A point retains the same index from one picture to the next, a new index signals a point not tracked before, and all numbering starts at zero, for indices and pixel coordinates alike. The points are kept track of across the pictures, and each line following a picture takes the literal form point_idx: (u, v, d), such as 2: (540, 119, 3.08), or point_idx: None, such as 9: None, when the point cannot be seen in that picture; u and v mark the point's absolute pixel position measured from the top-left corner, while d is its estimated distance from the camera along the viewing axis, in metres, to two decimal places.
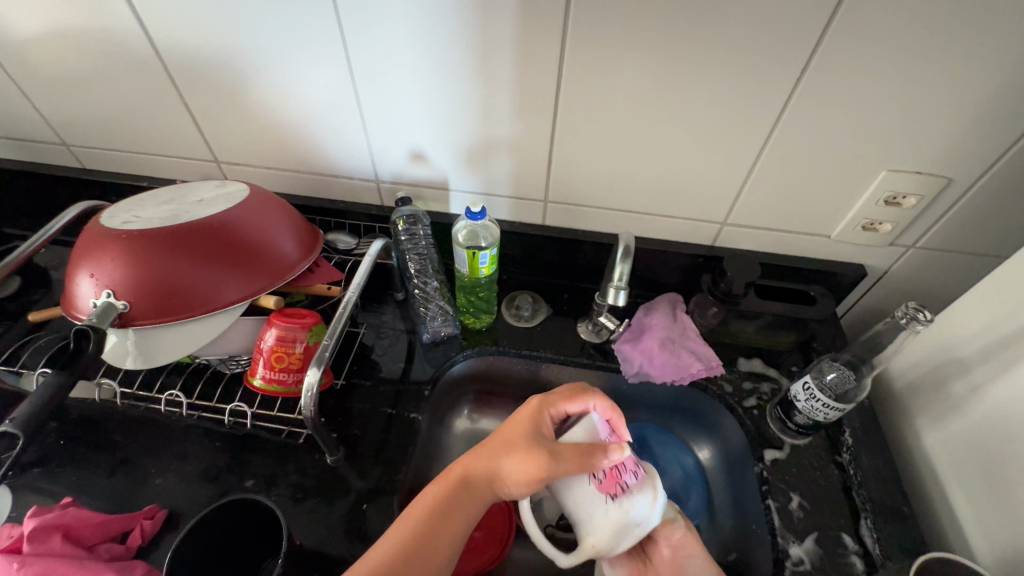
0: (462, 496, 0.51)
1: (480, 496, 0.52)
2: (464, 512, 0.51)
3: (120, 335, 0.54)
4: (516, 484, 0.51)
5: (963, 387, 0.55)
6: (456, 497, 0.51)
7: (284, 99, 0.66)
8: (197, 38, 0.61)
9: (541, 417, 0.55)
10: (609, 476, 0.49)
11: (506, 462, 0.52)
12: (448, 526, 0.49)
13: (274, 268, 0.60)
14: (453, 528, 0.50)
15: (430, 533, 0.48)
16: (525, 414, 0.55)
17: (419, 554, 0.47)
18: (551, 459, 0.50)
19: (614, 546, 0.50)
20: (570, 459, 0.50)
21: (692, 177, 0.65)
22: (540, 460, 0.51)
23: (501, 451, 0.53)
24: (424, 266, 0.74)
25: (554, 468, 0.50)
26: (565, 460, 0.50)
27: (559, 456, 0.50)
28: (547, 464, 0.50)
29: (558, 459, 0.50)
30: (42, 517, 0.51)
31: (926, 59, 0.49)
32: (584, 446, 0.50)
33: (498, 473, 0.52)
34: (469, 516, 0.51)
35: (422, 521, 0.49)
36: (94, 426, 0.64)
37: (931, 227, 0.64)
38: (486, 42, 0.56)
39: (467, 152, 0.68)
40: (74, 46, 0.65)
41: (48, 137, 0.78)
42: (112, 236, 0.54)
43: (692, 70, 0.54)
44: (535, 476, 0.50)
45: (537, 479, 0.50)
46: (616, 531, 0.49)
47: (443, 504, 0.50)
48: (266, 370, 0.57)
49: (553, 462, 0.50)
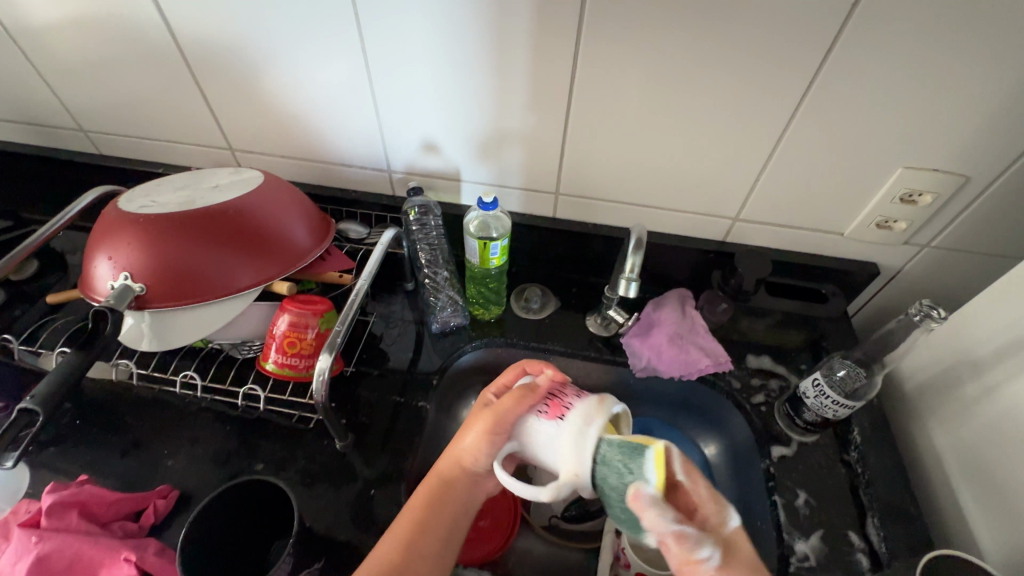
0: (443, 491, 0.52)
1: (459, 486, 0.52)
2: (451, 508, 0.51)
3: (136, 318, 0.55)
4: (476, 457, 0.50)
5: (976, 388, 0.54)
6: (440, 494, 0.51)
7: (299, 87, 0.66)
8: (215, 25, 0.61)
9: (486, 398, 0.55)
10: (552, 404, 0.47)
11: (460, 442, 0.52)
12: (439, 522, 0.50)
13: (286, 254, 0.60)
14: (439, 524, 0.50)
15: (421, 533, 0.49)
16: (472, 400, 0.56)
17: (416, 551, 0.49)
18: (490, 413, 0.49)
19: (586, 463, 0.43)
20: (506, 403, 0.49)
21: (706, 171, 0.64)
22: (484, 420, 0.50)
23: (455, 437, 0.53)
24: (435, 257, 0.76)
25: (495, 417, 0.49)
26: (503, 405, 0.49)
27: (497, 405, 0.49)
28: (489, 421, 0.49)
29: (496, 406, 0.49)
30: (60, 493, 0.52)
31: (948, 54, 0.49)
32: (517, 389, 0.50)
33: (458, 456, 0.52)
34: (454, 508, 0.52)
35: (411, 521, 0.50)
36: (109, 408, 0.65)
37: (947, 226, 0.64)
38: (502, 33, 0.55)
39: (480, 143, 0.68)
40: (92, 32, 0.65)
41: (66, 123, 0.79)
42: (129, 219, 0.55)
43: (707, 63, 0.53)
44: (484, 437, 0.49)
45: (488, 438, 0.49)
46: (575, 444, 0.43)
47: (426, 502, 0.51)
48: (279, 355, 0.57)
49: (494, 413, 0.49)
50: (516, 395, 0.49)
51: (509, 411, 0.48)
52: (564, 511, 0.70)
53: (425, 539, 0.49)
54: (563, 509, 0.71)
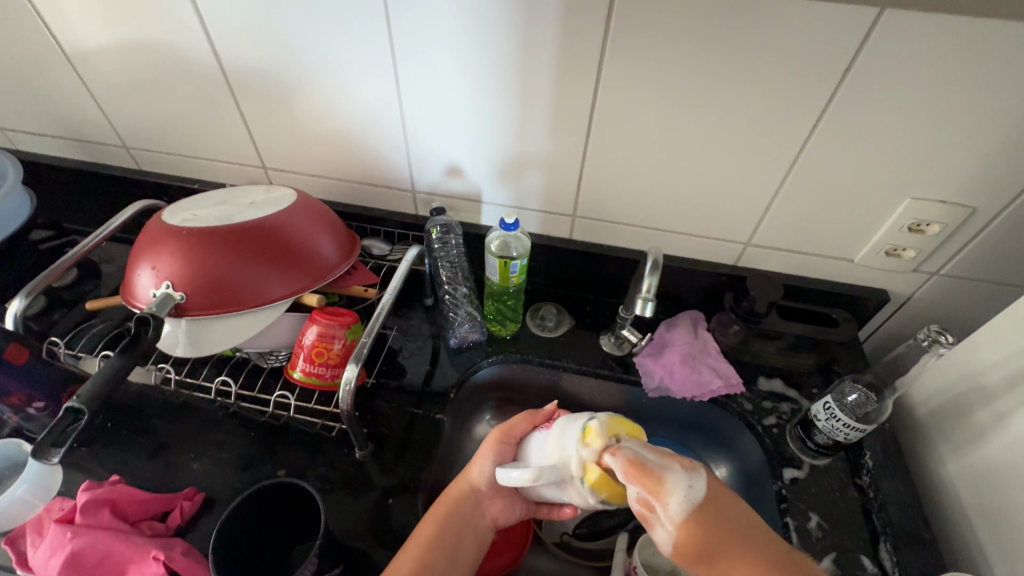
0: (455, 510, 0.56)
1: (469, 505, 0.56)
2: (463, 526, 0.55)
3: (174, 325, 0.58)
4: (483, 466, 0.58)
5: (987, 414, 0.55)
6: (456, 510, 0.56)
7: (333, 111, 0.70)
8: (259, 51, 0.66)
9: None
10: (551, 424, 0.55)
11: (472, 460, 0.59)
12: (452, 535, 0.54)
13: (316, 269, 0.63)
14: (450, 533, 0.54)
15: (438, 542, 0.53)
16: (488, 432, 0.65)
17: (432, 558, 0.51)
18: (498, 427, 0.59)
19: (563, 448, 0.48)
20: (517, 420, 0.59)
21: (717, 197, 0.67)
22: (494, 438, 0.59)
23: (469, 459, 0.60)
24: (455, 274, 0.78)
25: (504, 432, 0.58)
26: (511, 423, 0.59)
27: (506, 423, 0.59)
28: (497, 436, 0.58)
29: (505, 423, 0.59)
30: (94, 491, 0.54)
31: (950, 91, 0.51)
32: (526, 414, 0.60)
33: (468, 472, 0.59)
34: (462, 523, 0.55)
35: (426, 532, 0.54)
36: (139, 412, 0.68)
37: (954, 255, 0.65)
38: (527, 63, 0.59)
39: (501, 167, 0.71)
40: (144, 57, 0.70)
41: (111, 140, 0.84)
42: (173, 232, 0.58)
43: (720, 95, 0.57)
44: (491, 445, 0.58)
45: (495, 450, 0.58)
46: (559, 438, 0.49)
47: (441, 513, 0.55)
48: (306, 364, 0.60)
49: (502, 431, 0.59)
50: (526, 418, 0.60)
51: (516, 425, 0.59)
52: (575, 529, 0.72)
53: (441, 549, 0.53)
54: (575, 526, 0.73)
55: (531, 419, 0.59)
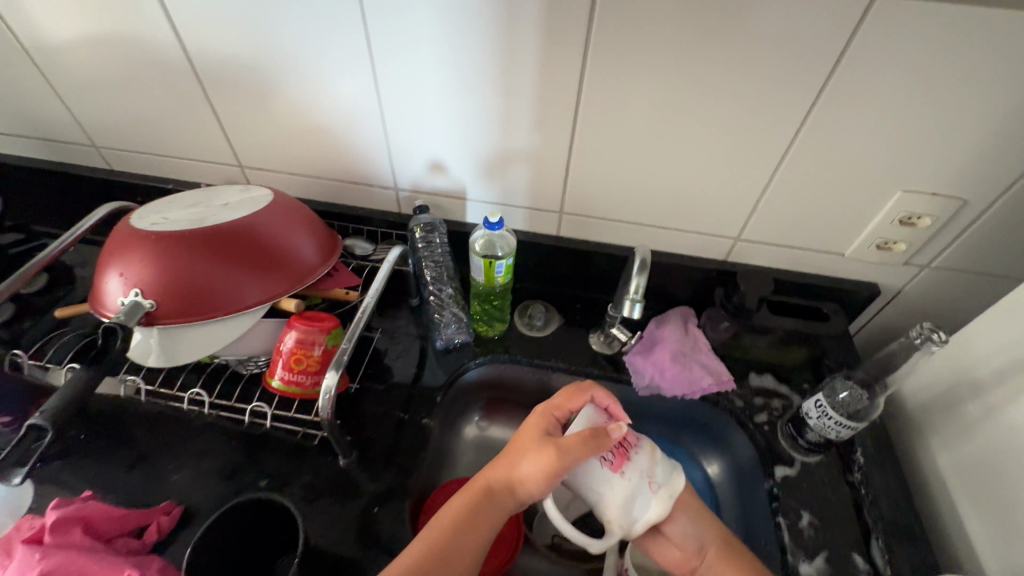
0: (482, 504, 0.52)
1: (502, 503, 0.52)
2: (489, 521, 0.51)
3: (146, 333, 0.56)
4: (531, 483, 0.50)
5: (977, 408, 0.55)
6: (487, 507, 0.52)
7: (310, 107, 0.67)
8: (230, 45, 0.63)
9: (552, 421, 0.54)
10: (619, 456, 0.49)
11: (518, 467, 0.52)
12: (476, 531, 0.50)
13: (295, 272, 0.61)
14: (475, 533, 0.50)
15: (459, 536, 0.50)
16: (534, 421, 0.55)
17: (447, 555, 0.49)
18: (556, 452, 0.49)
19: (633, 510, 0.48)
20: (573, 445, 0.48)
21: (707, 192, 0.66)
22: (547, 458, 0.49)
23: (514, 455, 0.53)
24: (440, 274, 0.76)
25: (559, 460, 0.48)
26: (566, 448, 0.49)
27: (560, 448, 0.49)
28: (554, 459, 0.49)
29: (561, 448, 0.49)
30: (64, 509, 0.52)
31: (940, 82, 0.50)
32: (582, 433, 0.49)
33: (513, 478, 0.52)
34: (490, 526, 0.51)
35: (448, 526, 0.50)
36: (114, 422, 0.65)
37: (945, 248, 0.65)
38: (509, 56, 0.57)
39: (485, 163, 0.69)
40: (110, 52, 0.67)
41: (79, 139, 0.81)
42: (142, 236, 0.56)
43: (708, 88, 0.55)
44: (545, 475, 0.49)
45: (547, 474, 0.49)
46: (636, 498, 0.48)
47: (468, 510, 0.51)
48: (285, 372, 0.58)
49: (556, 457, 0.49)
50: (582, 444, 0.48)
51: (574, 454, 0.48)
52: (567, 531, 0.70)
53: (464, 545, 0.50)
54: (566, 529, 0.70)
55: (590, 445, 0.48)
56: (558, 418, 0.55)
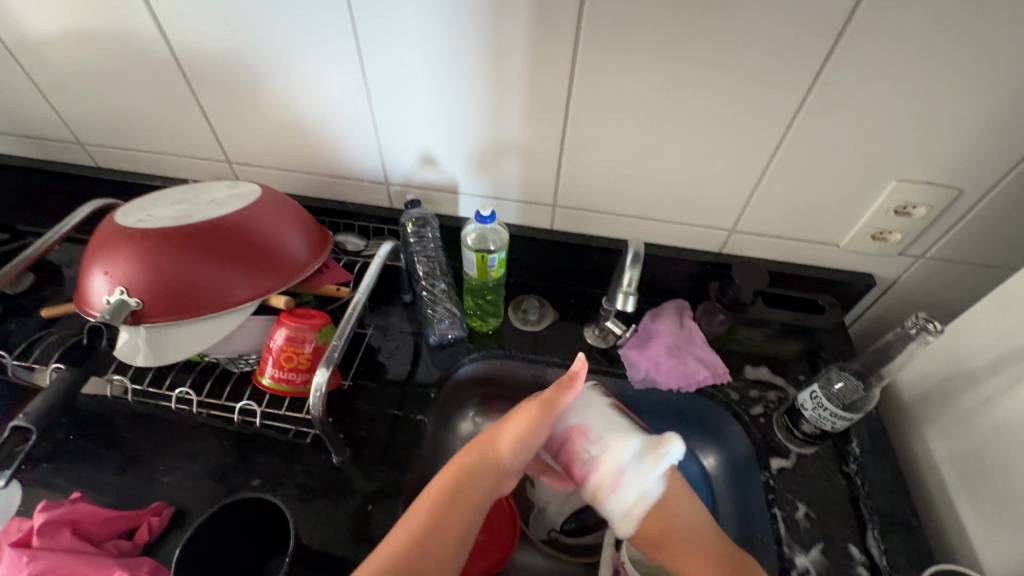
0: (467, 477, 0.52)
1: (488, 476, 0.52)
2: (474, 494, 0.51)
3: (132, 332, 0.55)
4: (517, 443, 0.53)
5: (973, 398, 0.55)
6: (474, 479, 0.52)
7: (297, 101, 0.66)
8: (214, 39, 0.61)
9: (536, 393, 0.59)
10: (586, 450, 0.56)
11: (502, 431, 0.54)
12: (462, 502, 0.50)
13: (285, 268, 0.60)
14: (464, 506, 0.50)
15: (445, 509, 0.49)
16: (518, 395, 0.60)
17: (434, 526, 0.48)
18: (539, 404, 0.54)
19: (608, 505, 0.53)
20: (554, 395, 0.54)
21: (701, 183, 0.65)
22: (529, 413, 0.54)
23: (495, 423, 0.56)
24: (433, 268, 0.75)
25: (544, 409, 0.54)
26: (546, 399, 0.54)
27: (542, 400, 0.54)
28: (538, 410, 0.54)
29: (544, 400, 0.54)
30: (52, 511, 0.51)
31: (936, 70, 0.50)
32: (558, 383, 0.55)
33: (497, 443, 0.54)
34: (477, 499, 0.51)
35: (436, 500, 0.50)
36: (103, 423, 0.64)
37: (940, 238, 0.64)
38: (499, 48, 0.56)
39: (477, 156, 0.68)
40: (92, 46, 0.66)
41: (63, 136, 0.79)
42: (126, 234, 0.55)
43: (701, 78, 0.54)
44: (529, 430, 0.53)
45: (533, 426, 0.54)
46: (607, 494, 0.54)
47: (455, 485, 0.51)
48: (276, 370, 0.57)
49: (537, 409, 0.54)
50: (557, 389, 0.55)
51: (555, 401, 0.54)
52: (563, 525, 0.71)
53: (452, 519, 0.49)
54: (562, 522, 0.71)
55: (564, 388, 0.55)
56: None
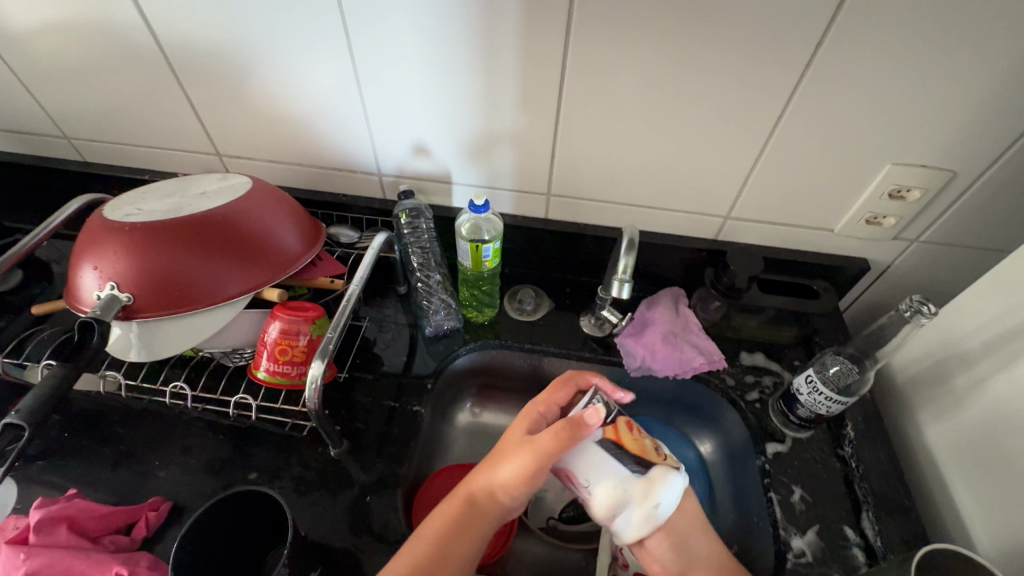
0: (465, 515, 0.51)
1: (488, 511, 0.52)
2: (477, 527, 0.51)
3: (124, 328, 0.54)
4: (515, 484, 0.51)
5: (966, 380, 0.55)
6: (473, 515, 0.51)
7: (286, 92, 0.65)
8: (199, 29, 0.60)
9: (536, 417, 0.55)
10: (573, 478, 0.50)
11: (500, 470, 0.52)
12: (463, 542, 0.50)
13: (277, 261, 0.60)
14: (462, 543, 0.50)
15: (446, 547, 0.50)
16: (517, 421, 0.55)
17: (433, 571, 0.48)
18: (533, 450, 0.49)
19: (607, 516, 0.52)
20: (548, 443, 0.48)
21: (695, 170, 0.65)
22: (525, 456, 0.50)
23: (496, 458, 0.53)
24: (427, 260, 0.75)
25: (538, 457, 0.49)
26: (544, 446, 0.48)
27: (537, 446, 0.49)
28: (533, 457, 0.49)
29: (538, 447, 0.49)
30: (48, 508, 0.51)
31: (930, 51, 0.49)
32: (557, 426, 0.48)
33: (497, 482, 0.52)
34: (477, 534, 0.51)
35: (434, 537, 0.50)
36: (97, 419, 0.64)
37: (934, 221, 0.64)
38: (490, 34, 0.55)
39: (469, 145, 0.67)
40: (74, 38, 0.64)
41: (49, 130, 0.78)
42: (115, 228, 0.54)
43: (695, 63, 0.54)
44: (526, 473, 0.50)
45: (529, 470, 0.50)
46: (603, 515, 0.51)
47: (454, 522, 0.51)
48: (271, 363, 0.57)
49: (534, 454, 0.49)
50: (558, 437, 0.48)
51: (550, 451, 0.48)
52: (561, 512, 0.71)
53: (450, 555, 0.49)
54: (560, 509, 0.72)
55: (567, 436, 0.48)
56: (542, 413, 0.55)
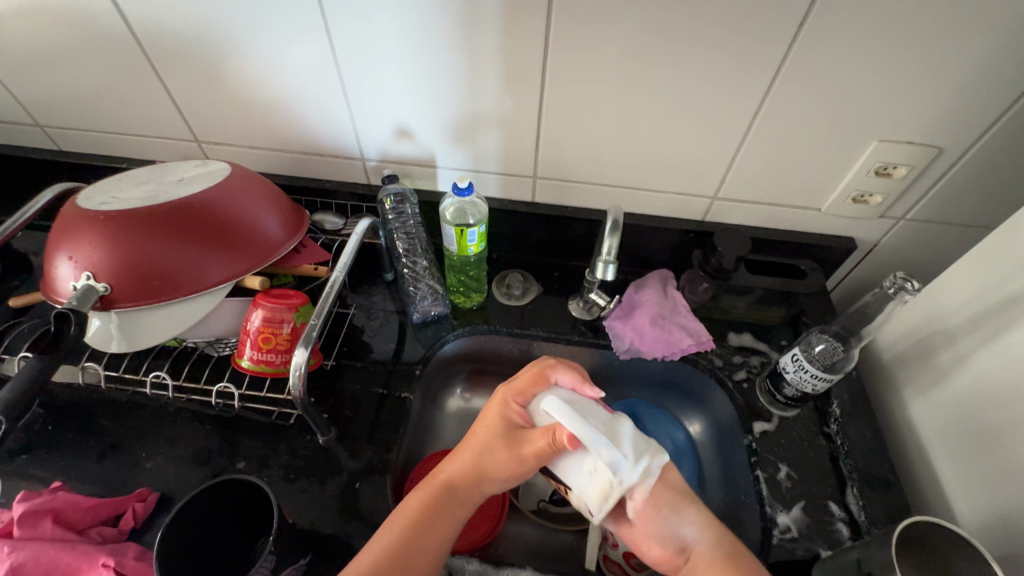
0: (445, 499, 0.51)
1: (465, 497, 0.52)
2: (454, 514, 0.51)
3: (104, 319, 0.54)
4: (502, 478, 0.52)
5: (950, 356, 0.55)
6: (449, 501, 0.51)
7: (264, 76, 0.64)
8: (171, 12, 0.58)
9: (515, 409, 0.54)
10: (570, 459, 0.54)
11: (483, 463, 0.52)
12: (436, 530, 0.49)
13: (259, 247, 0.59)
14: (440, 531, 0.49)
15: (424, 526, 0.49)
16: (492, 408, 0.55)
17: (408, 556, 0.47)
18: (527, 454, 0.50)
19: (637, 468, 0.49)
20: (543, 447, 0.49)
21: (682, 152, 0.64)
22: (516, 457, 0.51)
23: (476, 450, 0.53)
24: (413, 245, 0.74)
25: (531, 458, 0.50)
26: (539, 450, 0.49)
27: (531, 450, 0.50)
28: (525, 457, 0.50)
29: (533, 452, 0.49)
30: (32, 502, 0.51)
31: (915, 28, 0.49)
32: (548, 430, 0.49)
33: (480, 473, 0.52)
34: (451, 522, 0.50)
35: (408, 523, 0.49)
36: (81, 412, 0.63)
37: (919, 199, 0.64)
38: (471, 15, 0.54)
39: (454, 128, 0.66)
40: (40, 23, 0.62)
41: (21, 118, 0.76)
42: (90, 216, 0.53)
43: (679, 42, 0.53)
44: (515, 471, 0.51)
45: (517, 468, 0.51)
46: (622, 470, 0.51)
47: (428, 509, 0.50)
48: (254, 352, 0.56)
49: (527, 456, 0.50)
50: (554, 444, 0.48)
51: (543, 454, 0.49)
52: (551, 495, 0.71)
53: (425, 543, 0.48)
54: (551, 492, 0.72)
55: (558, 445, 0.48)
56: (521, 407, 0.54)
